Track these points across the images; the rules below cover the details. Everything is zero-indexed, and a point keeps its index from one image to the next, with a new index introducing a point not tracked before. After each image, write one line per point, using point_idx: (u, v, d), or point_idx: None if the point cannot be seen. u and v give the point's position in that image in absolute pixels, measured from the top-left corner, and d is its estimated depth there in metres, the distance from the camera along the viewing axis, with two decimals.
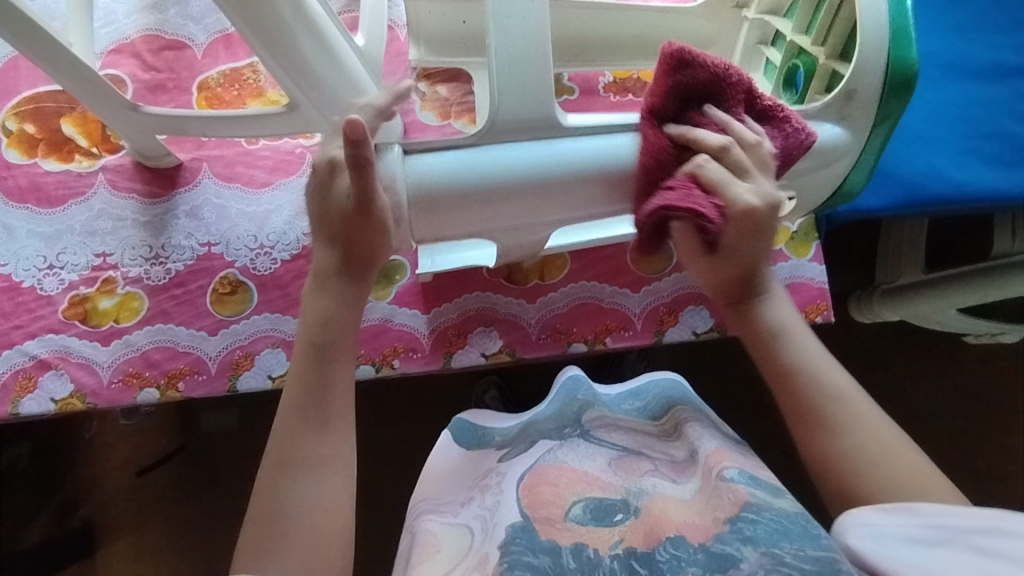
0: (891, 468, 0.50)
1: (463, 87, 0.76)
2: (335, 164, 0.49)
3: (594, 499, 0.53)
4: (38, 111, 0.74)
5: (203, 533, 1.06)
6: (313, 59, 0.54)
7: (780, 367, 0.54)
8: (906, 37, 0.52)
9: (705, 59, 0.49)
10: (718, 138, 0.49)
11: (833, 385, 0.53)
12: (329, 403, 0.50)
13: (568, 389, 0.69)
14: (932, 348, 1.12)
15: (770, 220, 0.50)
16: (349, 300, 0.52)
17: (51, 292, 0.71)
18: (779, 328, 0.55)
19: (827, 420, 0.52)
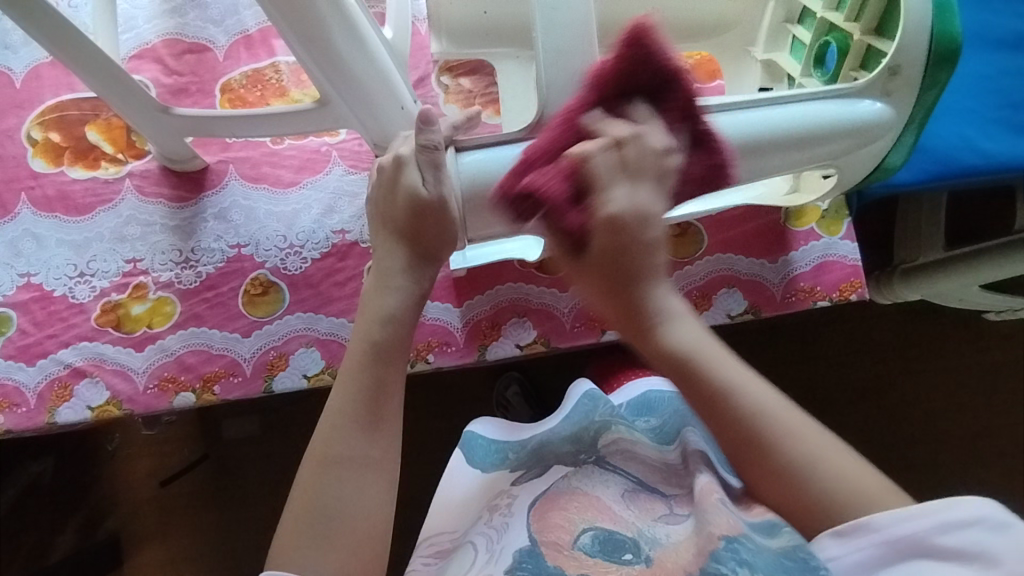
0: (843, 483, 0.46)
1: (485, 79, 0.75)
2: (400, 160, 0.50)
3: (604, 530, 0.54)
4: (62, 119, 0.74)
5: (232, 540, 1.06)
6: (347, 54, 0.54)
7: (701, 393, 0.48)
8: (950, 11, 0.51)
9: (659, 51, 0.46)
10: (619, 131, 0.46)
11: (762, 402, 0.48)
12: (380, 404, 0.48)
13: (584, 410, 0.65)
14: (957, 326, 1.11)
15: (640, 236, 0.46)
16: (412, 300, 0.50)
17: (83, 299, 0.71)
18: (686, 350, 0.48)
19: (760, 443, 0.48)
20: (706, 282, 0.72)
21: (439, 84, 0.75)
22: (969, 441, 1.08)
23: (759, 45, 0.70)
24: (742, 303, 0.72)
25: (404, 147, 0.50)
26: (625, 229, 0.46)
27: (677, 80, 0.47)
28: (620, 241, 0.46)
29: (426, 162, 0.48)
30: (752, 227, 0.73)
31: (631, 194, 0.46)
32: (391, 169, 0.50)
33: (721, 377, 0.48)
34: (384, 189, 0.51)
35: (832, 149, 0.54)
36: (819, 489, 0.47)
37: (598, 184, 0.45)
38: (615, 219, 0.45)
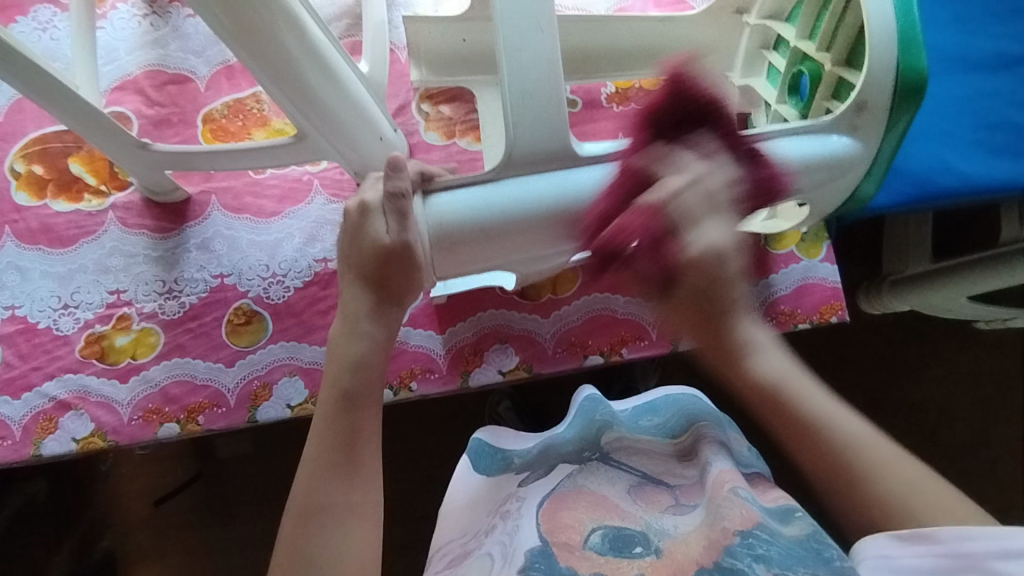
0: (927, 508, 0.46)
1: (465, 106, 0.76)
2: (366, 206, 0.49)
3: (613, 527, 0.52)
4: (44, 152, 0.75)
5: (227, 559, 1.06)
6: (317, 86, 0.54)
7: (797, 425, 0.49)
8: (915, 46, 0.53)
9: (694, 81, 0.49)
10: (671, 185, 0.46)
11: (844, 426, 0.49)
12: (357, 450, 0.48)
13: (587, 410, 0.67)
14: (946, 336, 1.11)
15: (726, 272, 0.47)
16: (379, 345, 0.51)
17: (67, 331, 0.71)
18: (779, 380, 0.50)
19: (854, 472, 0.48)
20: None
21: (419, 111, 0.76)
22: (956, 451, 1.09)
23: (737, 70, 0.70)
24: None
25: (370, 194, 0.50)
26: (715, 262, 0.46)
27: (704, 102, 0.49)
28: (711, 272, 0.46)
29: (392, 209, 0.48)
30: None
31: (712, 235, 0.46)
32: (356, 215, 0.50)
33: (806, 403, 0.50)
34: (351, 238, 0.51)
35: (811, 180, 0.55)
36: (911, 519, 0.46)
37: (684, 240, 0.46)
38: (699, 266, 0.46)
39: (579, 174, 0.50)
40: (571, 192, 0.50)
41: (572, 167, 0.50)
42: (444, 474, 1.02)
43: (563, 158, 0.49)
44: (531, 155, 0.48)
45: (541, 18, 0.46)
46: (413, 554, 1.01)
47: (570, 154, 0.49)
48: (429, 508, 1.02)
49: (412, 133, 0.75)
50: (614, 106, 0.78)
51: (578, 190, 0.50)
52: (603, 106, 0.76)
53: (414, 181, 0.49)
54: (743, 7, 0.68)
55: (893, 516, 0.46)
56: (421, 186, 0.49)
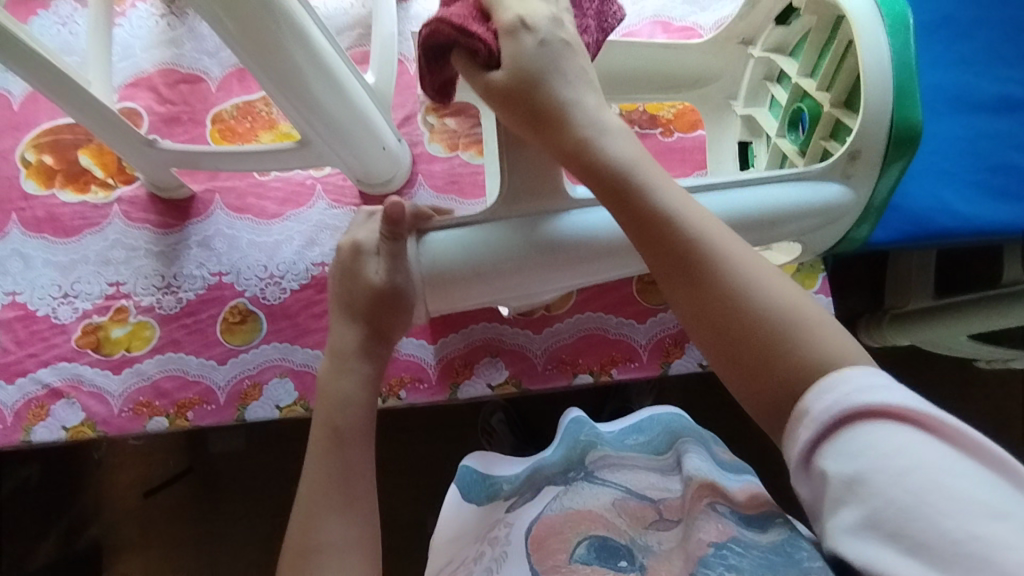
0: (812, 347, 0.38)
1: (470, 120, 0.77)
2: (360, 250, 0.54)
3: (598, 538, 0.52)
4: (56, 142, 0.76)
5: (209, 555, 1.06)
6: (324, 98, 0.55)
7: (636, 211, 0.43)
8: (910, 97, 0.53)
9: None
10: None
11: (707, 228, 0.42)
12: (351, 485, 0.49)
13: (571, 431, 0.68)
14: (945, 373, 1.10)
15: (541, 73, 0.46)
16: (367, 382, 0.53)
17: (64, 320, 0.72)
18: (621, 160, 0.45)
19: (703, 260, 0.41)
20: (679, 330, 0.73)
21: (425, 123, 0.77)
22: None
23: (741, 98, 0.72)
24: None
25: (366, 238, 0.55)
26: (531, 28, 0.46)
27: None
28: (526, 42, 0.46)
29: (386, 252, 0.52)
30: None
31: (533, 7, 0.47)
32: (352, 256, 0.55)
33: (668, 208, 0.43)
34: (346, 277, 0.55)
35: (797, 228, 0.56)
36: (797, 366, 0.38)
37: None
38: (507, 78, 0.46)
39: (573, 217, 0.52)
40: (559, 233, 0.52)
41: (566, 210, 0.52)
42: (431, 483, 1.02)
43: (553, 202, 0.52)
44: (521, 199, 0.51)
45: None
46: (395, 563, 1.00)
47: (560, 197, 0.52)
48: (415, 515, 1.01)
49: (416, 144, 0.76)
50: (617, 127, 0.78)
51: (567, 232, 0.52)
52: None
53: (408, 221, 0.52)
54: (748, 39, 0.69)
55: (773, 347, 0.38)
56: (416, 228, 0.52)
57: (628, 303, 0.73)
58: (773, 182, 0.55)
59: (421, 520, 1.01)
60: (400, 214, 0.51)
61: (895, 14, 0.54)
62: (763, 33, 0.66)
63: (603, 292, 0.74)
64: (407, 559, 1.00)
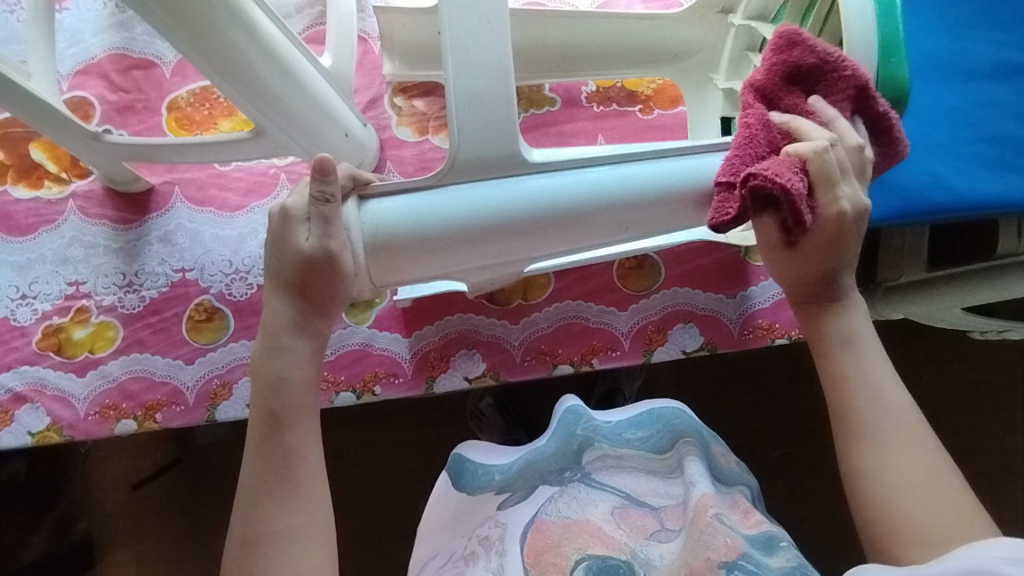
0: (919, 517, 0.47)
1: (439, 101, 0.73)
2: (288, 215, 0.47)
3: (598, 558, 0.50)
4: (6, 136, 0.73)
5: (201, 547, 1.04)
6: (275, 85, 0.52)
7: (837, 373, 0.52)
8: (895, 52, 0.50)
9: (818, 46, 0.47)
10: (821, 131, 0.46)
11: (891, 403, 0.50)
12: (293, 469, 0.46)
13: (566, 424, 0.63)
14: (939, 346, 1.08)
15: (854, 227, 0.48)
16: (306, 357, 0.48)
17: (24, 322, 0.69)
18: (848, 335, 0.52)
19: (876, 436, 0.49)
20: (662, 316, 0.71)
21: (392, 105, 0.73)
22: None
23: (721, 72, 0.67)
24: (698, 339, 0.70)
25: (294, 200, 0.47)
26: (846, 221, 0.48)
27: (834, 66, 0.47)
28: (840, 229, 0.48)
29: (316, 216, 0.46)
30: (710, 262, 0.72)
31: (847, 195, 0.47)
32: (279, 222, 0.48)
33: (864, 363, 0.51)
34: (274, 246, 0.48)
35: None
36: (903, 530, 0.47)
37: (839, 176, 0.47)
38: (842, 220, 0.47)
39: (528, 183, 0.47)
40: (518, 200, 0.47)
41: (521, 174, 0.47)
42: (420, 470, 1.00)
43: (510, 167, 0.46)
44: (475, 162, 0.45)
45: (490, 17, 0.44)
46: (387, 550, 0.99)
47: (516, 161, 0.46)
48: (404, 503, 1.00)
49: (384, 127, 0.72)
50: (594, 105, 0.75)
51: (529, 200, 0.47)
52: (583, 105, 0.74)
53: (344, 184, 0.47)
54: (729, 7, 0.65)
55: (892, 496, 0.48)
56: (354, 192, 0.47)
57: (606, 290, 0.71)
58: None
59: (411, 507, 1.00)
60: (331, 173, 0.45)
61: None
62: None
63: (582, 279, 0.71)
64: (399, 546, 1.00)
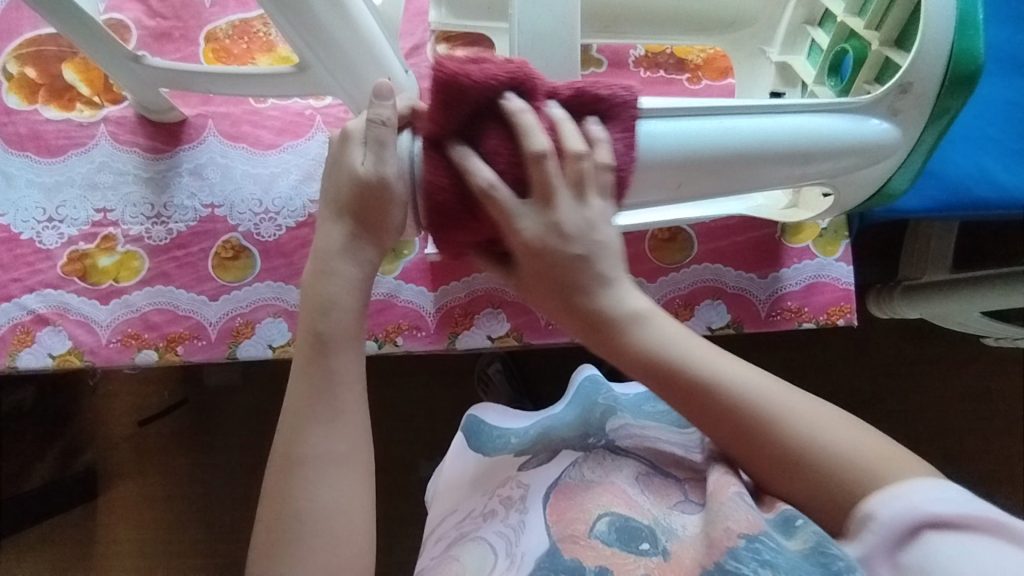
0: (841, 447, 0.43)
1: (484, 53, 0.72)
2: (348, 135, 0.48)
3: (621, 516, 0.50)
4: (39, 55, 0.72)
5: (203, 488, 1.03)
6: (325, 19, 0.51)
7: (686, 392, 0.46)
8: (973, 27, 0.49)
9: (472, 74, 0.42)
10: (535, 144, 0.43)
11: (742, 386, 0.45)
12: (338, 395, 0.45)
13: (586, 392, 0.65)
14: (954, 349, 1.07)
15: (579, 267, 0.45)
16: (356, 286, 0.47)
17: (50, 245, 0.69)
18: (662, 348, 0.46)
19: (756, 429, 0.44)
20: (691, 291, 0.70)
21: (434, 54, 0.72)
22: (958, 464, 1.05)
23: (776, 45, 0.66)
24: (725, 317, 0.70)
25: (353, 123, 0.48)
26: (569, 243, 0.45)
27: (521, 82, 0.43)
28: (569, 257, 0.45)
29: (372, 138, 0.46)
30: (744, 239, 0.71)
31: (569, 218, 0.45)
32: (339, 145, 0.48)
33: (697, 360, 0.46)
34: (332, 171, 0.49)
35: (829, 167, 0.53)
36: (834, 467, 0.43)
37: (546, 189, 0.44)
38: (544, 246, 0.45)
39: None
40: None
41: None
42: (427, 430, 1.01)
43: None
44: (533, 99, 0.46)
45: None
46: (386, 508, 0.99)
47: None
48: (408, 462, 1.00)
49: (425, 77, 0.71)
50: (641, 71, 0.73)
51: None
52: (631, 69, 0.72)
53: (402, 114, 0.47)
54: None
55: (819, 474, 0.43)
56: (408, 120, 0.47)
57: (639, 260, 0.70)
58: (811, 112, 0.51)
59: (414, 466, 1.00)
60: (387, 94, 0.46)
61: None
62: None
63: None
64: (400, 503, 0.99)
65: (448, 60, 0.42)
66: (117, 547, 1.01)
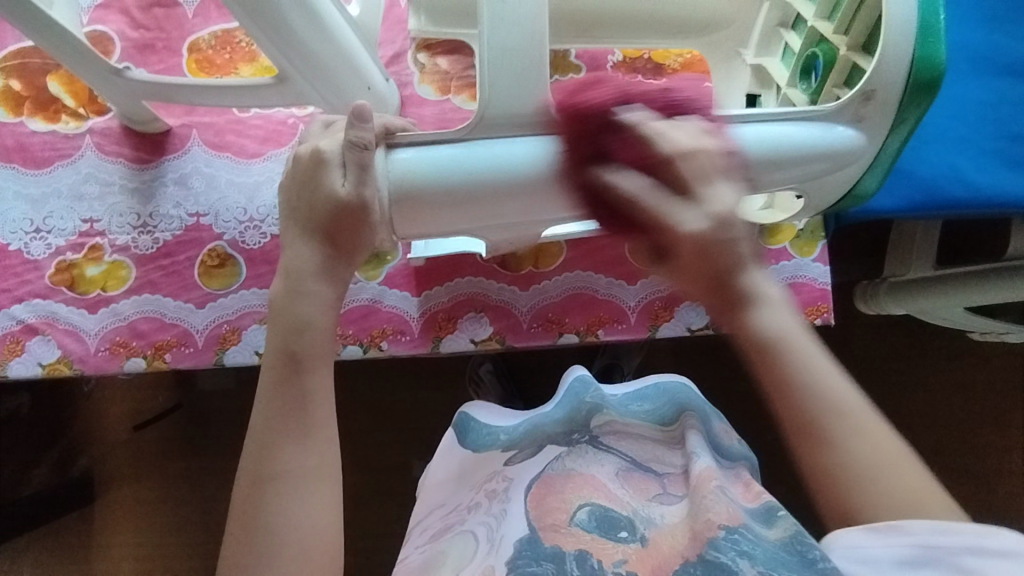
0: (888, 484, 0.41)
1: (463, 60, 0.73)
2: (322, 157, 0.48)
3: (600, 507, 0.51)
4: (24, 67, 0.73)
5: (199, 491, 1.04)
6: (302, 29, 0.52)
7: (767, 369, 0.44)
8: (934, 36, 0.50)
9: (595, 97, 0.49)
10: (673, 144, 0.46)
11: (831, 390, 0.43)
12: (310, 412, 0.46)
13: (575, 391, 0.65)
14: (940, 344, 1.08)
15: (720, 239, 0.44)
16: (328, 305, 0.48)
17: (37, 256, 0.70)
18: (775, 334, 0.44)
19: (823, 432, 0.42)
20: (670, 292, 0.71)
21: (415, 62, 0.73)
22: (943, 458, 1.06)
23: (751, 47, 0.67)
24: (704, 318, 0.71)
25: (325, 144, 0.49)
26: (715, 241, 0.44)
27: (631, 99, 0.49)
28: (710, 244, 0.44)
29: (352, 162, 0.48)
30: None
31: (711, 203, 0.45)
32: (311, 164, 0.49)
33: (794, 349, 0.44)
34: (302, 188, 0.49)
35: (800, 171, 0.53)
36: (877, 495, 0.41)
37: (660, 214, 0.45)
38: (697, 238, 0.44)
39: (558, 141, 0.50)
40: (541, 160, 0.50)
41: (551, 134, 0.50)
42: (418, 431, 1.02)
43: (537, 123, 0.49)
44: (503, 117, 0.48)
45: None
46: (380, 507, 1.00)
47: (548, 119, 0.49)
48: (401, 462, 1.01)
49: (406, 84, 0.72)
50: (619, 75, 0.74)
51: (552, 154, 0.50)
52: (608, 74, 0.73)
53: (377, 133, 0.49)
54: None
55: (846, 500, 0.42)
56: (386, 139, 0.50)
57: (618, 263, 0.71)
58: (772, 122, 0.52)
59: (407, 466, 1.01)
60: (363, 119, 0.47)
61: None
62: None
63: (594, 250, 0.71)
64: (393, 504, 1.00)
65: (565, 100, 0.49)
66: (115, 551, 1.02)
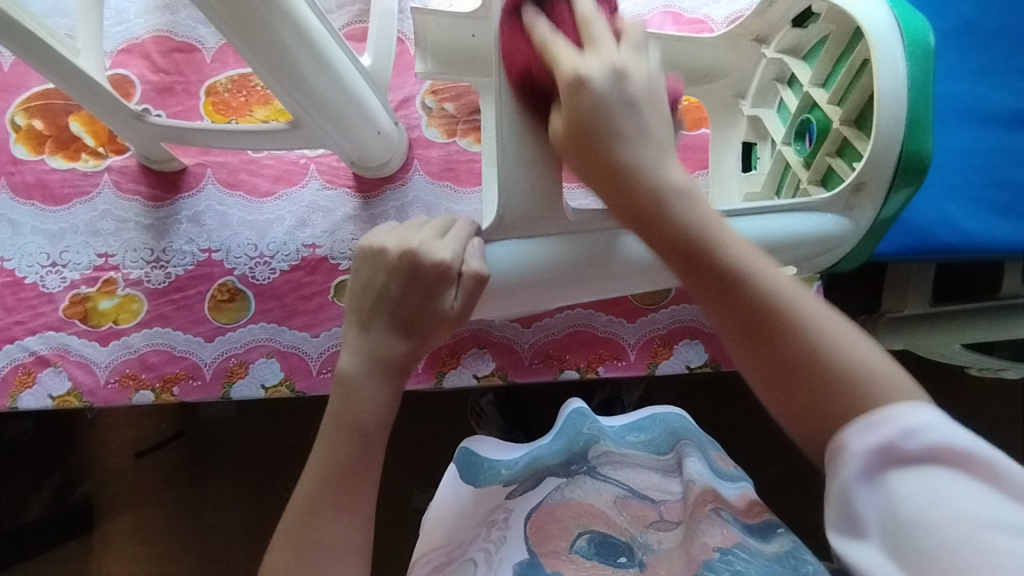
0: (868, 379, 0.38)
1: (469, 105, 0.76)
2: (443, 268, 0.48)
3: (599, 533, 0.53)
4: (46, 107, 0.76)
5: (199, 519, 1.04)
6: (317, 78, 0.53)
7: (705, 270, 0.42)
8: (921, 128, 0.52)
9: None
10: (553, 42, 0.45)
11: (780, 286, 0.41)
12: (356, 485, 0.47)
13: (572, 424, 0.66)
14: (938, 379, 1.09)
15: (609, 92, 0.43)
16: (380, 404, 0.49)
17: (52, 289, 0.71)
18: (698, 222, 0.42)
19: (780, 326, 0.40)
20: (669, 331, 0.73)
21: (423, 106, 0.76)
22: None
23: (748, 97, 0.69)
24: (703, 355, 0.72)
25: (444, 254, 0.48)
26: (593, 89, 0.43)
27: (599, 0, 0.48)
28: (591, 102, 0.43)
29: (466, 281, 0.48)
30: None
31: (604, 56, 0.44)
32: (428, 273, 0.48)
33: (738, 256, 0.42)
34: (406, 290, 0.48)
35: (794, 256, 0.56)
36: (856, 397, 0.38)
37: (553, 57, 0.44)
38: (574, 78, 0.43)
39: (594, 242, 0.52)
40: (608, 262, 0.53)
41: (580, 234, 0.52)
42: (419, 462, 1.02)
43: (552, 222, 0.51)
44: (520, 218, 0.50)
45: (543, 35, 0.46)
46: (379, 538, 1.00)
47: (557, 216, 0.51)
48: (401, 493, 1.02)
49: (413, 127, 0.75)
50: None
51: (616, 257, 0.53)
52: None
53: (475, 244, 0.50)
54: (761, 36, 0.65)
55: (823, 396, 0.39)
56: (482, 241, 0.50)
57: (617, 302, 0.73)
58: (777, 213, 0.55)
59: (407, 497, 1.02)
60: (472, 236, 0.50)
61: (915, 37, 0.52)
62: (778, 33, 0.63)
63: None
64: (393, 535, 1.01)
65: None
66: None
